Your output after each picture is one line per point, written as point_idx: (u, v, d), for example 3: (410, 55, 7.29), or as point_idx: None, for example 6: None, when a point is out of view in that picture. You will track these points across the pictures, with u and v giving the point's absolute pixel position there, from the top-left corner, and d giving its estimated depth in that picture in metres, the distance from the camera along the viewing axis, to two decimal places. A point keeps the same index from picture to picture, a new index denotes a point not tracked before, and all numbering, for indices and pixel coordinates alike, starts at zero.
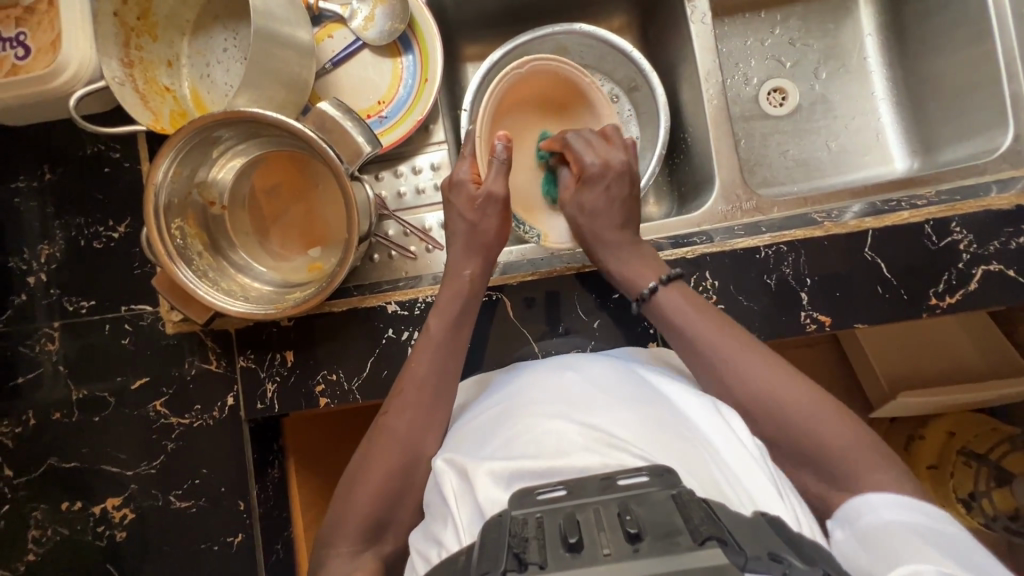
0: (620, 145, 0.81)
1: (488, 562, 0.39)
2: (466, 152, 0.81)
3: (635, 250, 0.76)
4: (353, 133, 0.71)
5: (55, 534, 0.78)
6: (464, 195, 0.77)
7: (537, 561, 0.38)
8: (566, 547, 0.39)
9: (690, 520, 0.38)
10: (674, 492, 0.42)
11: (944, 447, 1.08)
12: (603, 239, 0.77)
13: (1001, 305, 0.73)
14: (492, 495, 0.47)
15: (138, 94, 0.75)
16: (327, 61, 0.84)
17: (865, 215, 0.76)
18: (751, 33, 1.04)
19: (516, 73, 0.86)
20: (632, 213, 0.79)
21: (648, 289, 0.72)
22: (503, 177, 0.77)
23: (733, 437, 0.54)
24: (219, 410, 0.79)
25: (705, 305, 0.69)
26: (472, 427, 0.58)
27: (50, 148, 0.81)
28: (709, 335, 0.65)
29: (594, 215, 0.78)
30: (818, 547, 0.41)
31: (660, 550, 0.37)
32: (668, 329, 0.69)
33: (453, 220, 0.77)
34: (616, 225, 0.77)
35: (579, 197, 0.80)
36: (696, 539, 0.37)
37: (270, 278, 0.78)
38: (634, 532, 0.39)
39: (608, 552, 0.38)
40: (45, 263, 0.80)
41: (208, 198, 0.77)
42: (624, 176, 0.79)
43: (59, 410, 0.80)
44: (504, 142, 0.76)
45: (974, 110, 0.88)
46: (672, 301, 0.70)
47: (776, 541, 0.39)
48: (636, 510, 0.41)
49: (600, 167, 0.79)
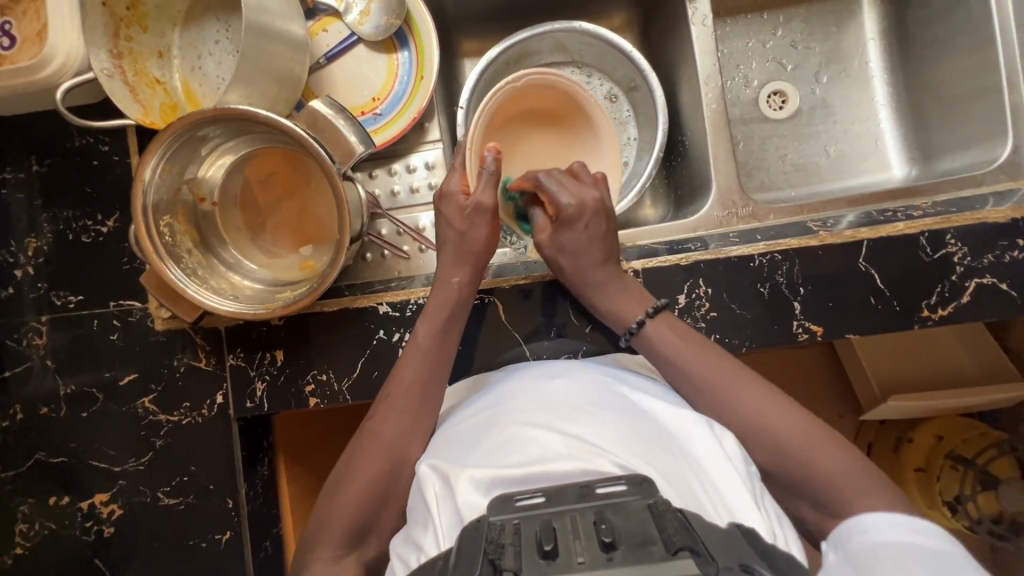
0: (589, 181, 0.78)
1: (462, 569, 0.38)
2: (456, 163, 0.78)
3: (622, 287, 0.74)
4: (345, 131, 0.70)
5: (43, 529, 0.78)
6: (455, 205, 0.76)
7: (511, 568, 0.37)
8: (540, 554, 0.38)
9: (664, 530, 0.38)
10: (651, 501, 0.42)
11: (932, 451, 1.08)
12: (586, 279, 0.75)
13: (993, 318, 0.73)
14: (471, 501, 0.46)
15: (127, 86, 0.74)
16: (321, 56, 0.83)
17: (860, 225, 0.76)
18: (753, 34, 1.03)
19: (513, 87, 0.82)
20: (613, 250, 0.76)
21: (635, 324, 0.72)
22: (492, 188, 0.74)
23: (714, 446, 0.54)
24: (208, 407, 0.78)
25: (694, 335, 0.69)
26: (457, 433, 0.58)
27: (38, 138, 0.79)
28: (699, 366, 0.65)
29: (572, 255, 0.75)
30: (792, 558, 0.42)
31: (633, 559, 0.36)
32: (658, 362, 0.69)
33: (443, 230, 0.76)
34: (597, 263, 0.75)
35: (554, 238, 0.76)
36: (669, 549, 0.36)
37: (262, 276, 0.78)
38: (608, 541, 0.38)
39: (581, 560, 0.37)
40: (32, 257, 0.79)
41: (198, 195, 0.76)
42: (601, 214, 0.76)
43: (47, 404, 0.79)
44: (494, 154, 0.73)
45: (974, 119, 0.88)
46: (660, 335, 0.70)
47: (750, 554, 0.39)
48: (612, 519, 0.40)
49: (576, 208, 0.74)
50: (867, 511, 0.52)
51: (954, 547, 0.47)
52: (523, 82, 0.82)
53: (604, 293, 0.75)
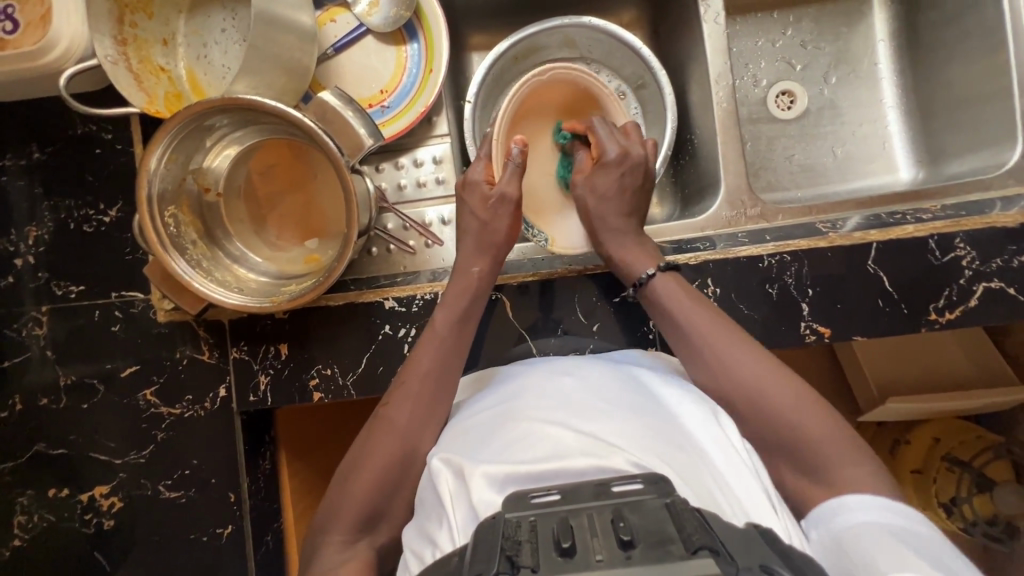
0: (639, 139, 0.79)
1: (479, 564, 0.38)
2: (482, 153, 0.79)
3: (639, 240, 0.75)
4: (354, 124, 0.69)
5: (42, 520, 0.78)
6: (478, 195, 0.76)
7: (528, 565, 0.37)
8: (558, 551, 0.38)
9: (684, 529, 0.38)
10: (668, 501, 0.42)
11: (929, 453, 1.08)
12: (607, 225, 0.76)
13: (1000, 323, 0.73)
14: (486, 498, 0.47)
15: (132, 74, 0.72)
16: (328, 47, 0.82)
17: (869, 228, 0.76)
18: (762, 33, 1.02)
19: (538, 79, 0.83)
20: (638, 207, 0.78)
21: (644, 275, 0.72)
22: (518, 179, 0.75)
23: (728, 445, 0.54)
24: (211, 401, 0.78)
25: (700, 296, 0.69)
26: (468, 427, 0.58)
27: (39, 125, 0.78)
28: (705, 330, 0.64)
29: (602, 200, 0.77)
30: (807, 555, 0.41)
31: (652, 558, 0.36)
32: (663, 318, 0.69)
33: (466, 220, 0.76)
34: (622, 214, 0.76)
35: (588, 180, 0.78)
36: (689, 548, 0.36)
37: (267, 269, 0.77)
38: (627, 539, 0.38)
39: (600, 558, 0.37)
40: (32, 246, 0.78)
41: (203, 184, 0.75)
42: (640, 170, 0.77)
43: (46, 395, 0.78)
44: (520, 145, 0.74)
45: (984, 123, 0.88)
46: (668, 290, 0.70)
47: (768, 553, 0.39)
48: (629, 518, 0.40)
49: (619, 155, 0.76)
50: (849, 492, 0.52)
51: (934, 534, 0.48)
52: (550, 76, 0.84)
53: (618, 241, 0.75)
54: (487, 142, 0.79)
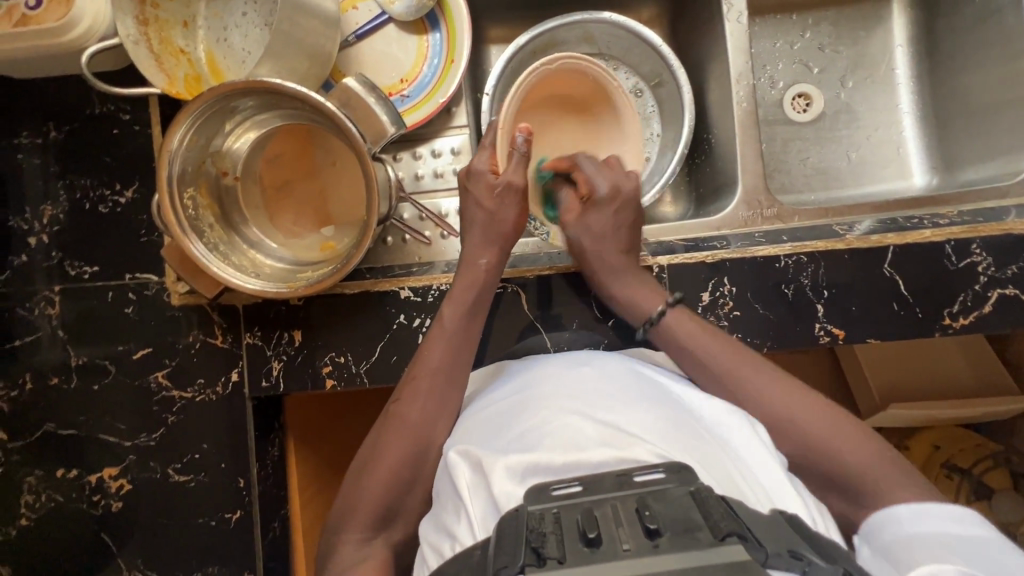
0: (625, 172, 0.80)
1: (505, 557, 0.38)
2: (486, 142, 0.78)
3: (638, 278, 0.74)
4: (377, 111, 0.69)
5: (49, 500, 0.77)
6: (484, 184, 0.75)
7: (555, 556, 0.37)
8: (584, 541, 0.38)
9: (710, 516, 0.38)
10: (692, 489, 0.42)
11: (930, 459, 1.08)
12: (606, 264, 0.74)
13: (1013, 329, 0.74)
14: (507, 490, 0.46)
15: (153, 55, 0.72)
16: (350, 34, 0.81)
17: (886, 231, 0.76)
18: (781, 35, 1.02)
19: (547, 69, 0.83)
20: (636, 243, 0.77)
21: (655, 312, 0.71)
22: (523, 169, 0.76)
23: (752, 436, 0.54)
24: (223, 385, 0.77)
25: (712, 327, 0.69)
26: (484, 419, 0.57)
27: (56, 104, 0.78)
28: (722, 358, 0.64)
29: (600, 239, 0.76)
30: (836, 543, 0.42)
31: (680, 546, 0.37)
32: (677, 354, 0.68)
33: (471, 210, 0.75)
34: (622, 250, 0.75)
35: (583, 218, 0.77)
36: (716, 535, 0.37)
37: (282, 255, 0.76)
38: (652, 528, 0.38)
39: (627, 547, 0.37)
40: (47, 225, 0.78)
41: (221, 167, 0.75)
42: (632, 204, 0.78)
43: (56, 375, 0.78)
44: (525, 134, 0.75)
45: (1001, 130, 0.88)
46: (680, 324, 0.69)
47: (796, 538, 0.39)
48: (653, 506, 0.40)
49: (609, 193, 0.77)
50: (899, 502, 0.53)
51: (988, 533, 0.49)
52: (559, 65, 0.83)
53: (619, 279, 0.74)
54: (491, 132, 0.78)
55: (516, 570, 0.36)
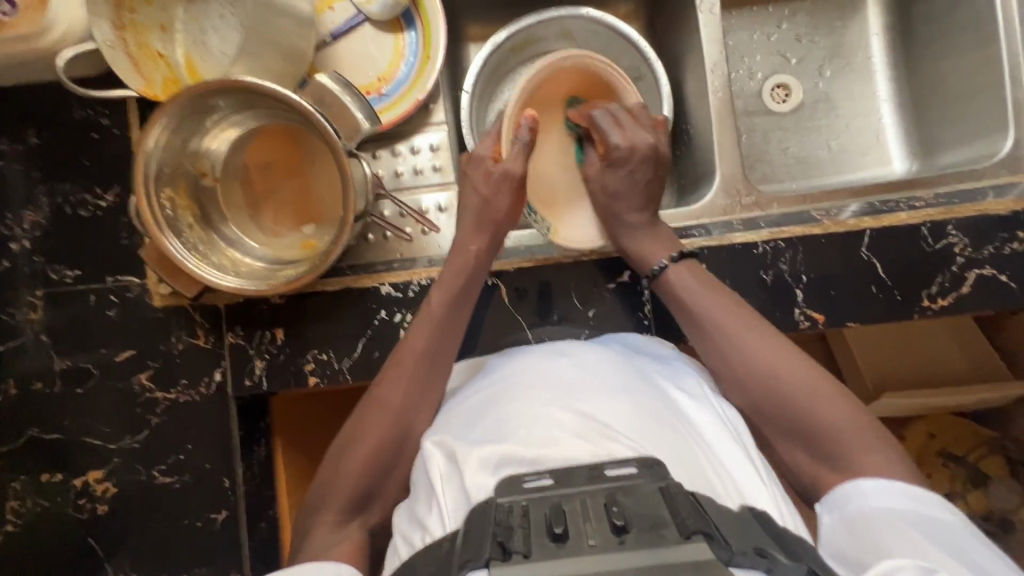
0: (646, 124, 0.78)
1: (471, 551, 0.38)
2: (492, 129, 0.78)
3: (652, 231, 0.75)
4: (351, 108, 0.70)
5: (35, 506, 0.77)
6: (482, 169, 0.76)
7: (520, 550, 0.37)
8: (551, 536, 0.38)
9: (677, 513, 0.38)
10: (662, 484, 0.41)
11: (923, 447, 1.07)
12: (623, 222, 0.76)
13: (993, 309, 0.74)
14: (480, 482, 0.46)
15: (130, 59, 0.73)
16: (327, 34, 0.82)
17: (863, 215, 0.77)
18: (758, 26, 1.03)
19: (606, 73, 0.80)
20: (653, 196, 0.77)
21: (657, 266, 0.72)
22: (524, 158, 0.75)
23: (722, 427, 0.55)
24: (206, 385, 0.77)
25: (713, 282, 0.69)
26: (461, 410, 0.57)
27: (36, 109, 0.78)
28: (718, 313, 0.65)
29: (615, 198, 0.77)
30: (802, 540, 0.42)
31: (646, 543, 0.37)
32: (679, 309, 0.69)
33: (467, 194, 0.75)
34: (636, 209, 0.76)
35: (603, 180, 0.78)
36: (683, 532, 0.37)
37: (262, 254, 0.77)
38: (620, 524, 0.38)
39: (593, 543, 0.37)
40: (28, 230, 0.78)
41: (200, 168, 0.75)
42: (649, 160, 0.76)
43: (41, 380, 0.78)
44: (529, 123, 0.74)
45: (976, 114, 0.89)
46: (680, 279, 0.70)
47: (762, 536, 0.39)
48: (623, 501, 0.40)
49: (626, 151, 0.76)
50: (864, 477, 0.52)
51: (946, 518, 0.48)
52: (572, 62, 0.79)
53: (634, 237, 0.75)
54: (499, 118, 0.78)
55: (481, 564, 0.37)
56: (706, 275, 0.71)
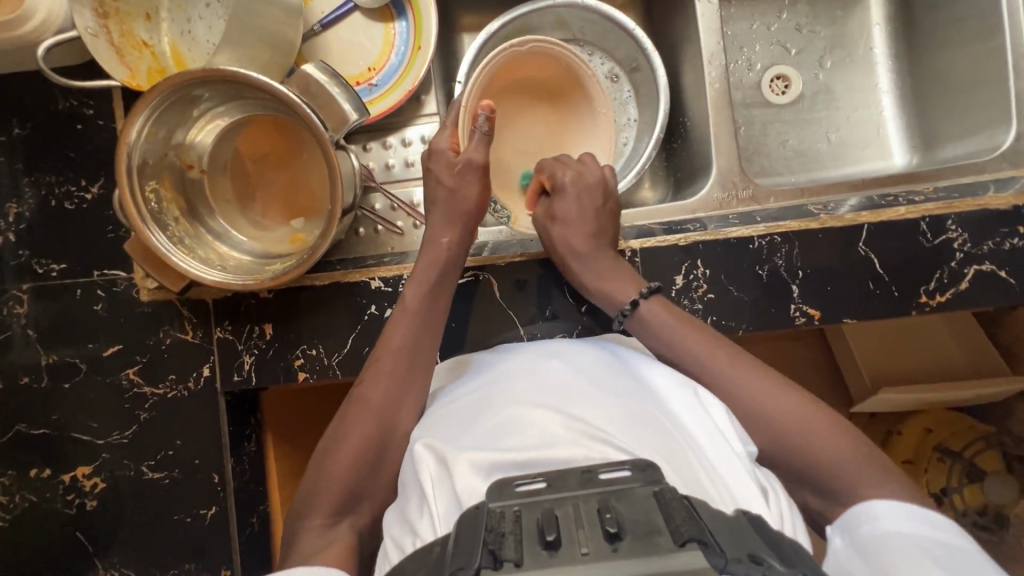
0: (593, 164, 0.80)
1: (461, 558, 0.37)
2: (448, 120, 0.76)
3: (613, 267, 0.73)
4: (339, 99, 0.68)
5: (23, 501, 0.77)
6: (444, 162, 0.75)
7: (512, 559, 0.36)
8: (543, 544, 0.37)
9: (672, 520, 0.37)
10: (656, 489, 0.40)
11: (920, 442, 1.07)
12: (577, 252, 0.73)
13: (992, 305, 0.73)
14: (470, 486, 0.46)
15: (113, 48, 0.71)
16: (315, 23, 0.80)
17: (862, 209, 0.75)
18: (757, 16, 1.01)
19: (566, 58, 0.83)
20: (607, 229, 0.76)
21: (628, 305, 0.70)
22: (485, 148, 0.74)
23: (711, 427, 0.54)
24: (195, 380, 0.77)
25: (689, 318, 0.68)
26: (451, 412, 0.56)
27: (20, 100, 0.77)
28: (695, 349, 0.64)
29: (565, 226, 0.75)
30: (799, 546, 0.41)
31: (639, 551, 0.36)
32: (656, 346, 0.67)
33: (432, 187, 0.75)
34: (588, 237, 0.74)
35: (549, 208, 0.78)
36: (676, 540, 0.36)
37: (251, 248, 0.76)
38: (613, 531, 0.37)
39: (586, 550, 0.36)
40: (13, 223, 0.77)
41: (186, 160, 0.74)
42: (597, 189, 0.77)
43: (28, 374, 0.77)
44: (487, 113, 0.71)
45: (978, 106, 0.87)
46: (656, 317, 0.68)
47: (757, 542, 0.38)
48: (616, 507, 0.39)
49: (569, 183, 0.77)
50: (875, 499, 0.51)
51: (960, 541, 0.46)
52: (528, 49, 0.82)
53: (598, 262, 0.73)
54: (454, 108, 0.77)
55: (470, 572, 0.35)
56: (677, 311, 0.69)
